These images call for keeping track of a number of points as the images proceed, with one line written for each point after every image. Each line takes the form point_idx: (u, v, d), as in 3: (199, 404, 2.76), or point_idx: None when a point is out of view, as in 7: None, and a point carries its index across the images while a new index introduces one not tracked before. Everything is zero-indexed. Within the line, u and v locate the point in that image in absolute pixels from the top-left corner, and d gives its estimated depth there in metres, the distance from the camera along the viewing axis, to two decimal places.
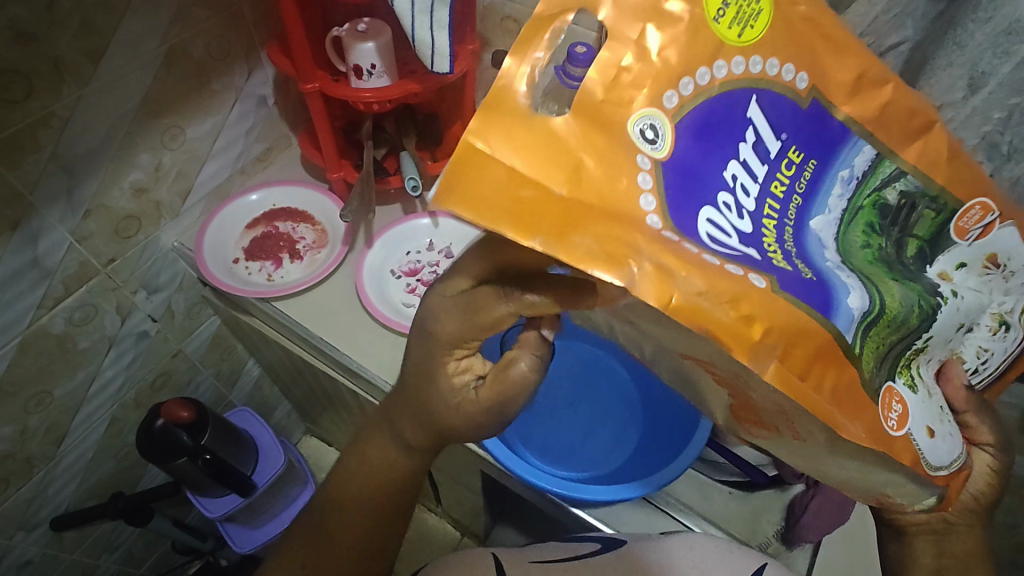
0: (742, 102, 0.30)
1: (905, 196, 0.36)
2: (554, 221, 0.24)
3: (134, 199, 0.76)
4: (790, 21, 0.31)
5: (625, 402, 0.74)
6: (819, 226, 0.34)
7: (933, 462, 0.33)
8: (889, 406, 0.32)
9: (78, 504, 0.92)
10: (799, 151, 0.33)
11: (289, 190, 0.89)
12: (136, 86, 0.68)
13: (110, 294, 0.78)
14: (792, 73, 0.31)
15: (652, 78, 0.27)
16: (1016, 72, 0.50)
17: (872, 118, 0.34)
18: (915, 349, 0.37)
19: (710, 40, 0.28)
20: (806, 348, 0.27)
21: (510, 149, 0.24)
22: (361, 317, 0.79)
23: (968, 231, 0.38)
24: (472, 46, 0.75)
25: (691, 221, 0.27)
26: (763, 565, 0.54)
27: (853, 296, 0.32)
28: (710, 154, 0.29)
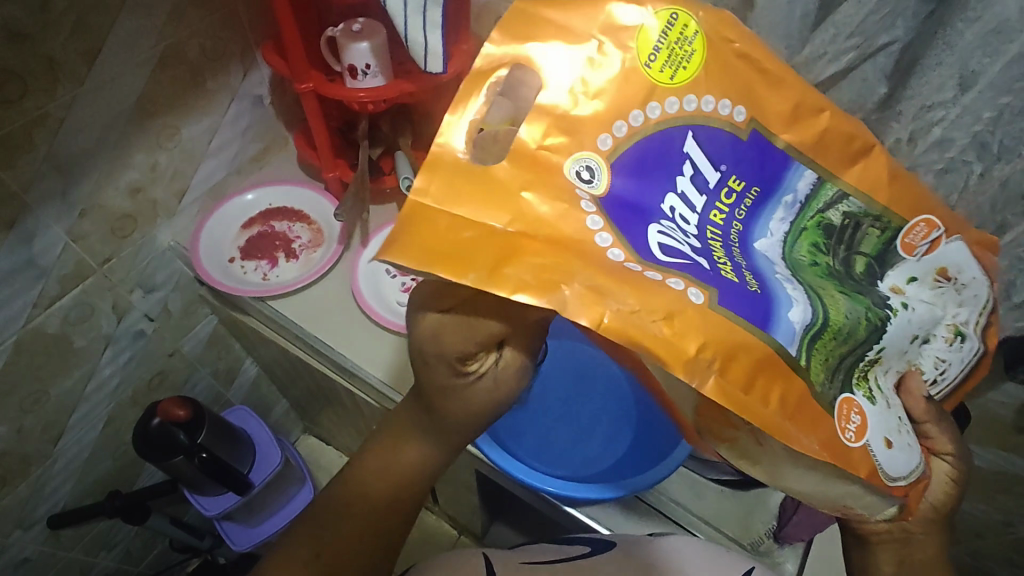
0: (678, 140, 0.34)
1: (848, 216, 0.38)
2: (499, 258, 0.29)
3: (130, 199, 0.76)
4: (724, 57, 0.34)
5: (618, 401, 0.73)
6: (764, 247, 0.36)
7: (889, 473, 0.34)
8: (846, 418, 0.33)
9: (75, 502, 0.92)
10: (739, 180, 0.35)
11: (285, 189, 0.90)
12: (131, 86, 0.68)
13: (106, 293, 0.79)
14: (729, 108, 0.34)
15: (585, 126, 0.32)
16: (1005, 71, 0.50)
17: (811, 144, 0.37)
18: (868, 360, 0.36)
19: (641, 85, 0.33)
20: (749, 359, 0.30)
21: (454, 196, 0.30)
22: (355, 316, 0.79)
23: (916, 247, 0.39)
24: (467, 46, 0.75)
25: (642, 237, 0.32)
26: (751, 568, 0.55)
27: (796, 309, 0.33)
28: (648, 186, 0.33)
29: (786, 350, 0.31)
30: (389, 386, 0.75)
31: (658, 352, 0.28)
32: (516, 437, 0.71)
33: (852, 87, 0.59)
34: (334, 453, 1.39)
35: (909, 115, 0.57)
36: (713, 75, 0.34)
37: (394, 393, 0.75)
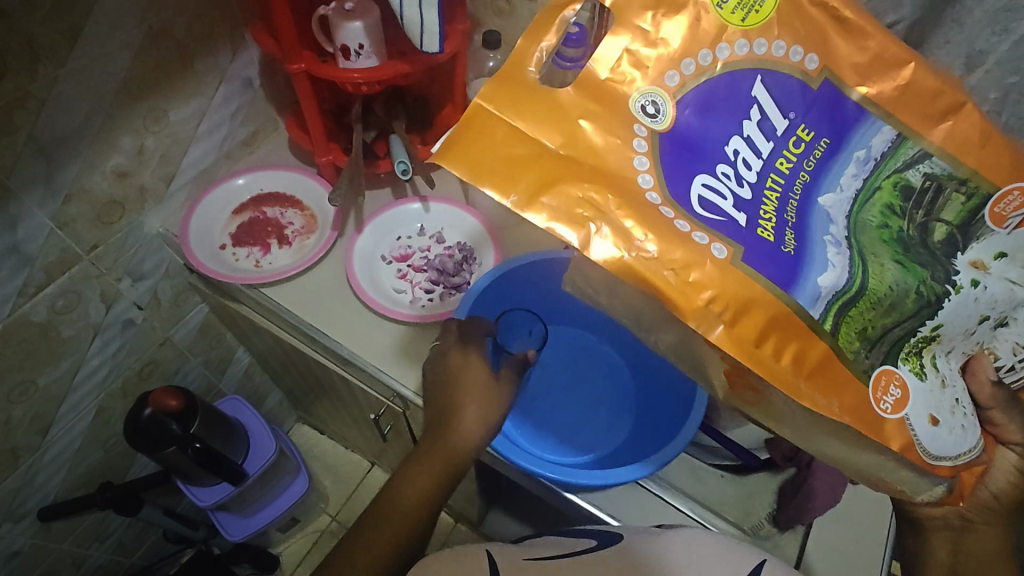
0: (747, 82, 0.37)
1: (930, 177, 0.38)
2: (543, 189, 0.35)
3: (116, 184, 0.74)
4: (801, 6, 0.37)
5: (618, 386, 0.77)
6: (829, 203, 0.38)
7: (932, 450, 0.38)
8: (883, 390, 0.37)
9: (66, 494, 0.91)
10: (809, 130, 0.38)
11: (276, 174, 0.88)
12: (116, 66, 0.66)
13: (94, 281, 0.77)
14: (801, 55, 0.37)
15: (656, 62, 0.37)
16: (1014, 49, 0.49)
17: (891, 100, 0.38)
18: (920, 337, 0.39)
19: (712, 25, 0.37)
20: (755, 319, 0.35)
21: (515, 113, 0.36)
22: (351, 304, 0.78)
23: (1006, 218, 0.38)
24: (463, 26, 0.73)
25: (685, 186, 0.37)
26: (763, 562, 0.48)
27: (829, 273, 0.37)
28: (709, 131, 0.37)
29: (808, 312, 0.36)
30: (385, 373, 0.74)
31: (671, 295, 0.35)
32: (522, 426, 0.73)
33: None
34: (329, 442, 1.39)
35: None
36: (785, 23, 0.37)
37: (391, 381, 0.74)
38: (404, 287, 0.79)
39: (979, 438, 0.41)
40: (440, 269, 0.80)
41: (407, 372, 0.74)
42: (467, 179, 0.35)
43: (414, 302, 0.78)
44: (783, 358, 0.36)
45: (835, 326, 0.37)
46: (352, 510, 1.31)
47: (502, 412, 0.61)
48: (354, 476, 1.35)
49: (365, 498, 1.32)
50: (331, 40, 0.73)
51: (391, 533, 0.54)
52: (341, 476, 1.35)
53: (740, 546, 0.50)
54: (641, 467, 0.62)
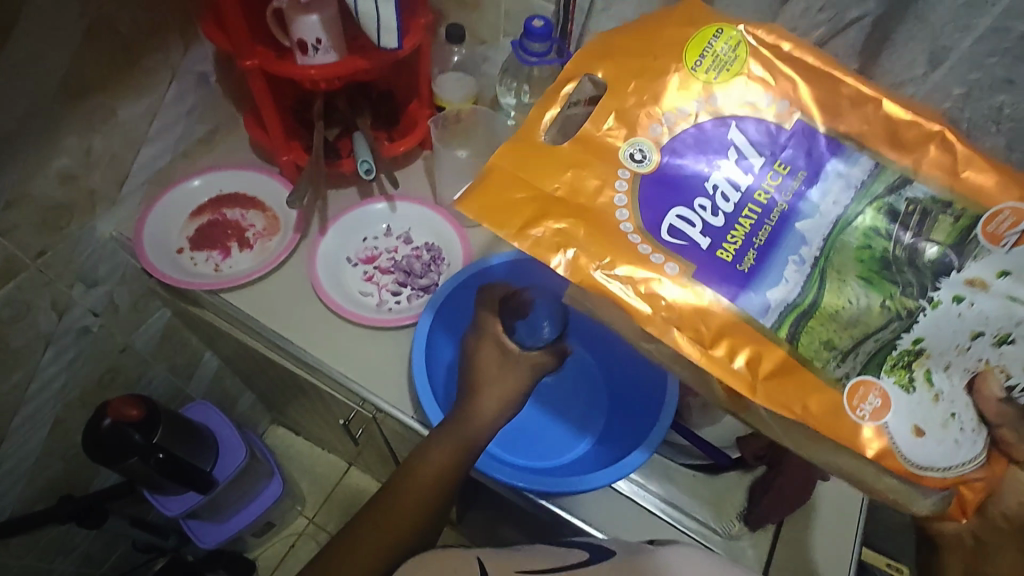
0: (722, 129, 0.42)
1: (914, 202, 0.39)
2: (538, 227, 0.40)
3: (63, 187, 0.70)
4: (770, 65, 0.42)
5: (594, 388, 0.76)
6: (805, 227, 0.39)
7: (914, 459, 0.37)
8: (860, 398, 0.38)
9: (25, 508, 0.88)
10: (784, 165, 0.41)
11: (234, 174, 0.84)
12: (56, 64, 0.62)
13: (44, 289, 0.73)
14: (772, 103, 0.42)
15: (642, 118, 0.42)
16: (976, 45, 0.49)
17: (865, 136, 0.40)
18: (904, 350, 0.38)
19: (690, 85, 0.42)
20: (707, 324, 0.39)
21: (519, 162, 0.42)
22: (315, 308, 0.76)
23: (1002, 238, 0.37)
24: (424, 20, 0.71)
25: (658, 216, 0.40)
26: None
27: (778, 288, 0.39)
28: (688, 169, 0.41)
29: (757, 320, 0.38)
30: (352, 379, 0.72)
31: (630, 305, 0.39)
32: (504, 440, 0.70)
33: None
34: (304, 443, 1.37)
35: None
36: (756, 79, 0.42)
37: (358, 389, 0.71)
38: (370, 290, 0.77)
39: (984, 451, 0.38)
40: (407, 271, 0.78)
41: (376, 379, 0.72)
42: (475, 219, 0.40)
43: (381, 305, 0.76)
44: (735, 360, 0.38)
45: (790, 335, 0.38)
46: (328, 511, 1.30)
47: None
48: (331, 477, 1.33)
49: (342, 498, 1.31)
50: (287, 35, 0.70)
51: (372, 555, 0.51)
52: (318, 478, 1.33)
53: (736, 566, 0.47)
54: (639, 453, 0.62)
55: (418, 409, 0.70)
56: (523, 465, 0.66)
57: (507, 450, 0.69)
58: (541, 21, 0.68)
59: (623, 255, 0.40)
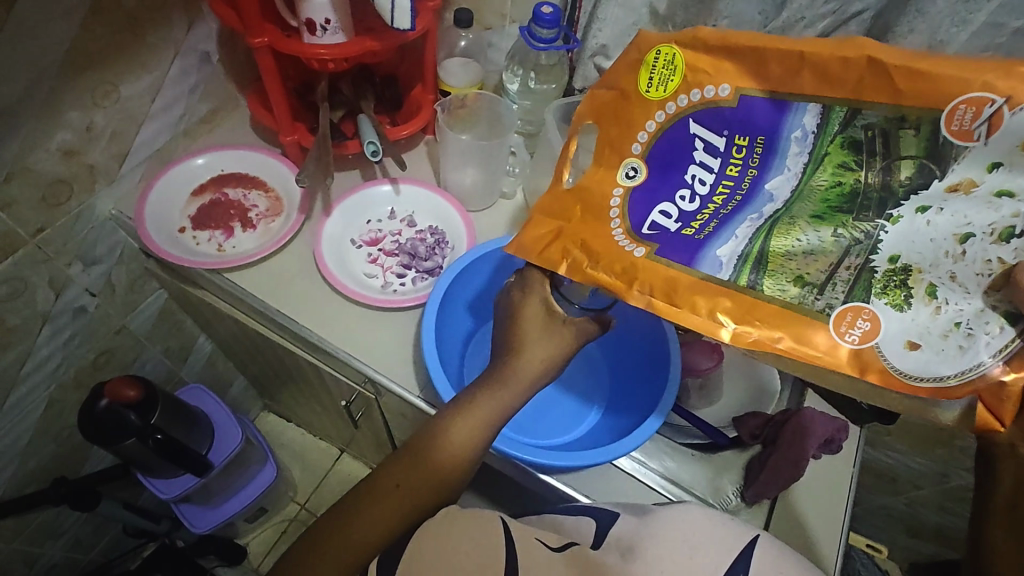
0: (683, 126, 0.43)
1: (871, 127, 0.37)
2: (553, 252, 0.48)
3: (63, 162, 0.69)
4: (703, 48, 0.40)
5: (595, 374, 0.79)
6: (776, 188, 0.40)
7: (912, 371, 0.38)
8: (848, 324, 0.39)
9: (16, 491, 0.86)
10: (744, 136, 0.41)
11: (236, 154, 0.84)
12: (59, 36, 0.61)
13: (42, 267, 0.72)
14: (714, 89, 0.41)
15: (619, 136, 0.45)
16: (971, 40, 0.51)
17: (812, 88, 0.38)
18: (888, 272, 0.38)
19: (641, 103, 0.43)
20: (679, 285, 0.43)
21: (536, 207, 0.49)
22: (321, 289, 0.76)
23: (971, 130, 0.34)
24: (434, 3, 0.71)
25: (643, 212, 0.45)
26: (757, 536, 0.48)
27: (727, 244, 0.42)
28: (665, 168, 0.44)
29: (715, 276, 0.42)
30: (358, 359, 0.72)
31: (613, 283, 0.45)
32: (514, 424, 0.73)
33: None
34: (296, 430, 1.36)
35: None
36: (704, 67, 0.41)
37: (364, 368, 0.72)
38: (375, 271, 0.78)
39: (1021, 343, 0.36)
40: (412, 253, 0.79)
41: (382, 358, 0.72)
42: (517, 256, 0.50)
43: (386, 286, 0.76)
44: (704, 311, 0.42)
45: (751, 281, 0.41)
46: (320, 497, 1.30)
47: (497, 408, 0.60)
48: (322, 464, 1.33)
49: (335, 485, 1.31)
50: (295, 14, 0.70)
51: (384, 523, 0.51)
52: (309, 464, 1.33)
53: (734, 519, 0.50)
54: (654, 419, 0.65)
55: (426, 388, 0.71)
56: (532, 444, 0.68)
57: (519, 434, 0.71)
58: (550, 8, 0.69)
59: (614, 258, 0.45)
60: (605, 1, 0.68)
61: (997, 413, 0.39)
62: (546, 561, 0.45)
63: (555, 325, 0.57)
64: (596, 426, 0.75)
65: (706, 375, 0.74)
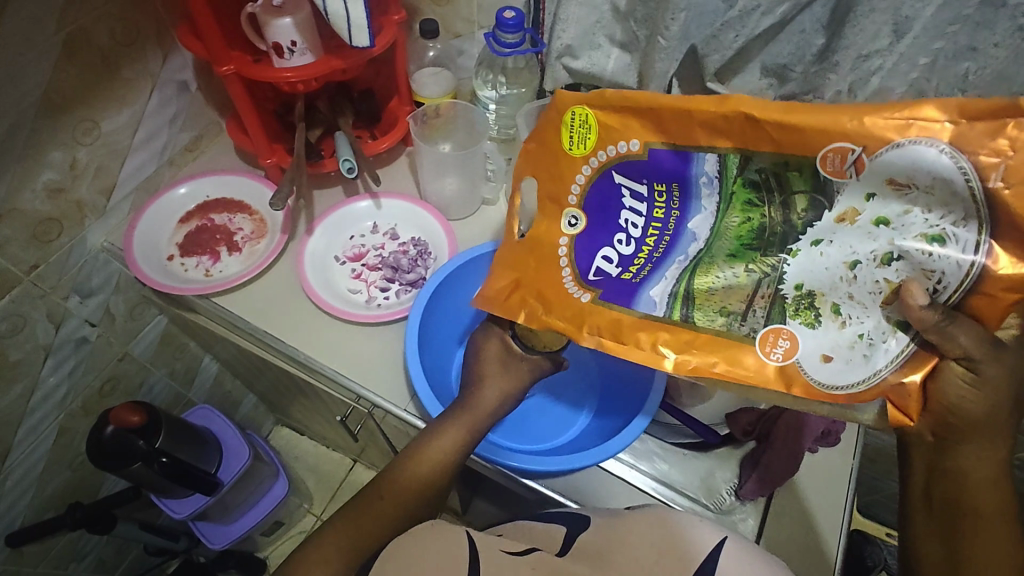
0: (608, 177, 0.46)
1: (767, 170, 0.40)
2: (514, 301, 0.52)
3: (51, 201, 0.72)
4: (609, 110, 0.44)
5: (583, 376, 0.78)
6: (696, 226, 0.44)
7: (828, 381, 0.41)
8: (772, 344, 0.42)
9: (36, 517, 0.90)
10: (661, 183, 0.44)
11: (220, 180, 0.85)
12: (34, 80, 0.63)
13: (39, 302, 0.75)
14: (625, 145, 0.45)
15: (554, 191, 0.48)
16: (937, 14, 0.50)
17: (707, 134, 0.41)
18: (798, 296, 0.41)
19: (565, 158, 0.47)
20: (622, 325, 0.47)
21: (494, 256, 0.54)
22: (305, 307, 0.77)
23: (844, 172, 0.37)
24: (398, 17, 0.71)
25: (589, 258, 0.48)
26: (724, 539, 0.47)
27: (660, 284, 0.46)
28: (601, 219, 0.47)
29: (652, 314, 0.46)
30: (345, 375, 0.73)
31: (565, 327, 0.49)
32: (502, 429, 0.73)
33: (791, 39, 0.59)
34: (309, 442, 1.39)
35: (847, 65, 0.56)
36: (615, 126, 0.45)
37: (353, 386, 0.73)
38: (358, 287, 0.78)
39: (908, 351, 0.40)
40: (394, 267, 0.80)
41: (369, 374, 0.73)
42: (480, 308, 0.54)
43: (370, 301, 0.77)
44: (649, 344, 0.46)
45: (683, 316, 0.45)
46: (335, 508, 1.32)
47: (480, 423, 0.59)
48: (336, 474, 1.35)
49: (348, 494, 1.33)
50: (263, 39, 0.71)
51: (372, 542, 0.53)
52: (323, 475, 1.35)
53: (703, 521, 0.49)
54: (640, 419, 0.65)
55: (413, 402, 0.71)
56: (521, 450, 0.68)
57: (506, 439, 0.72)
58: (512, 12, 0.69)
59: (565, 305, 0.49)
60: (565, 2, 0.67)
61: (906, 407, 0.41)
62: (510, 565, 0.45)
63: (511, 361, 0.60)
64: (590, 427, 0.74)
65: None
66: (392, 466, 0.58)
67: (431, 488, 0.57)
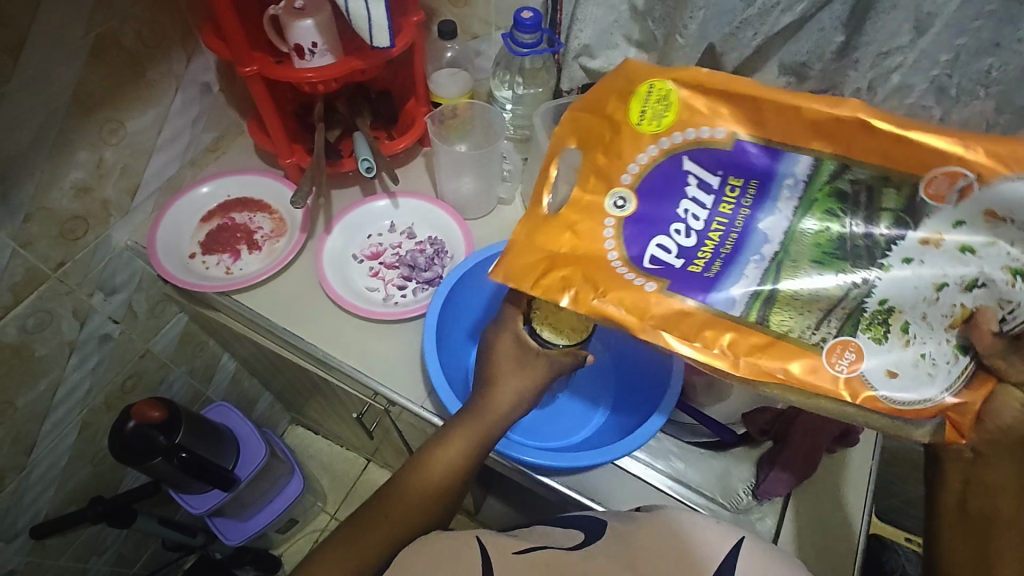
0: (677, 164, 0.46)
1: (857, 181, 0.42)
2: (553, 282, 0.47)
3: (77, 200, 0.73)
4: (701, 97, 0.46)
5: (599, 379, 0.78)
6: (767, 226, 0.44)
7: (893, 396, 0.41)
8: (838, 355, 0.42)
9: (58, 510, 0.91)
10: (737, 178, 0.45)
11: (241, 180, 0.87)
12: (64, 81, 0.65)
13: (65, 298, 0.76)
14: (708, 131, 0.46)
15: (613, 172, 0.47)
16: (960, 10, 0.49)
17: (805, 132, 0.44)
18: (875, 310, 0.42)
19: (632, 135, 0.47)
20: (689, 322, 0.44)
21: (521, 229, 0.49)
22: (324, 304, 0.78)
23: (945, 195, 0.40)
24: (416, 18, 0.72)
25: (642, 246, 0.46)
26: (741, 540, 0.47)
27: (741, 282, 0.44)
28: (658, 206, 0.46)
29: (726, 312, 0.43)
30: (362, 372, 0.74)
31: (625, 319, 0.45)
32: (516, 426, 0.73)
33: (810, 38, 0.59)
34: (323, 441, 1.40)
35: (866, 63, 0.56)
36: (699, 110, 0.46)
37: (370, 382, 0.73)
38: (376, 285, 0.79)
39: (965, 376, 0.41)
40: (411, 265, 0.80)
41: (385, 371, 0.74)
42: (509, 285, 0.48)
43: (387, 299, 0.78)
44: (717, 346, 0.43)
45: (760, 317, 0.43)
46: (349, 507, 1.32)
47: (498, 417, 0.60)
48: (351, 474, 1.36)
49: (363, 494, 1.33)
50: (285, 40, 0.72)
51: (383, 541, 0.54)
52: (338, 475, 1.36)
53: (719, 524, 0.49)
54: (657, 417, 0.65)
55: (430, 399, 0.72)
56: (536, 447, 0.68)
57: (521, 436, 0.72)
58: (530, 13, 0.69)
59: (619, 292, 0.45)
60: (583, 2, 0.67)
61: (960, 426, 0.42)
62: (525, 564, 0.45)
63: (530, 365, 0.61)
64: (606, 424, 0.74)
65: None
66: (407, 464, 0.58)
67: (447, 484, 0.58)
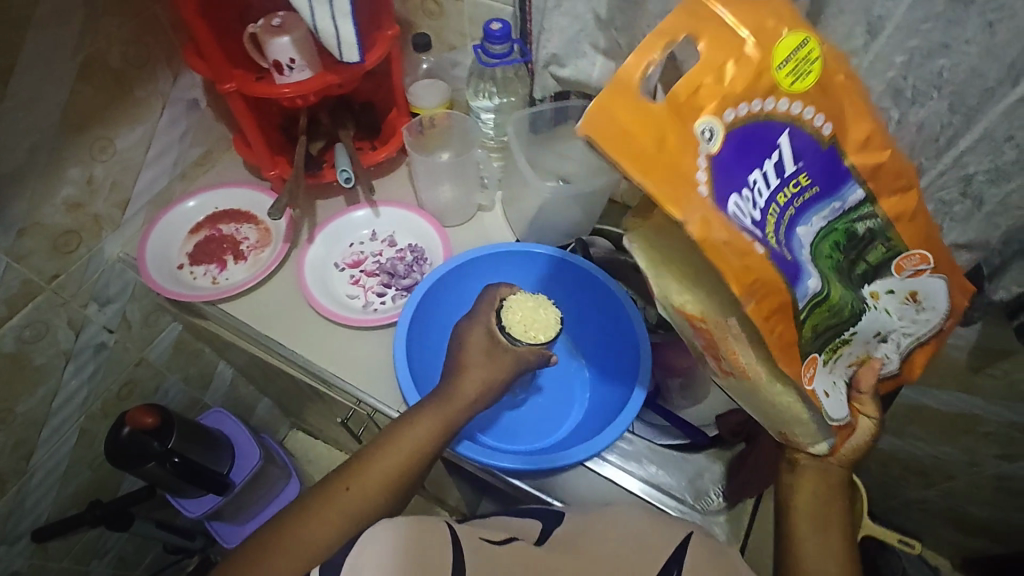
0: (778, 130, 0.41)
1: (870, 230, 0.48)
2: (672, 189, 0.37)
3: (69, 215, 0.76)
4: (826, 83, 0.43)
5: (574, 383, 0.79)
6: (802, 233, 0.45)
7: (830, 412, 0.47)
8: (808, 370, 0.45)
9: (59, 514, 0.95)
10: (807, 176, 0.44)
11: (229, 192, 0.89)
12: (54, 102, 0.68)
13: (60, 309, 0.79)
14: (821, 121, 0.43)
15: (736, 97, 0.39)
16: (910, 12, 0.50)
17: (868, 169, 0.46)
18: (841, 338, 0.48)
19: (768, 79, 0.40)
20: (772, 301, 0.41)
21: (636, 99, 0.37)
22: (305, 312, 0.80)
23: (904, 269, 0.51)
24: (391, 32, 0.74)
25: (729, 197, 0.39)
26: (689, 535, 0.52)
27: (813, 280, 0.44)
28: (751, 164, 0.40)
29: (798, 301, 0.43)
30: (339, 377, 0.75)
31: (729, 273, 0.39)
32: (488, 426, 0.73)
33: None
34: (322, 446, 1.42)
35: None
36: (818, 91, 0.43)
37: (347, 386, 0.75)
38: (356, 292, 0.81)
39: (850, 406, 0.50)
40: (390, 273, 0.82)
41: (361, 376, 0.75)
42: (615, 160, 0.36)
43: (367, 306, 0.79)
44: (772, 333, 0.42)
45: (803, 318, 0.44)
46: None
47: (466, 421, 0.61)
48: None
49: None
50: (264, 57, 0.74)
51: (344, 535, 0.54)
52: None
53: (668, 524, 0.52)
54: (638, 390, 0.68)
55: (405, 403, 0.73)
56: (505, 449, 0.69)
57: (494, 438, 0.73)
58: (499, 24, 0.71)
59: (721, 236, 0.38)
60: (548, 13, 0.69)
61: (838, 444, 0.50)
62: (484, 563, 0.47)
63: (498, 370, 0.62)
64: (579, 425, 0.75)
65: (686, 374, 0.72)
66: (368, 454, 0.59)
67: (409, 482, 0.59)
